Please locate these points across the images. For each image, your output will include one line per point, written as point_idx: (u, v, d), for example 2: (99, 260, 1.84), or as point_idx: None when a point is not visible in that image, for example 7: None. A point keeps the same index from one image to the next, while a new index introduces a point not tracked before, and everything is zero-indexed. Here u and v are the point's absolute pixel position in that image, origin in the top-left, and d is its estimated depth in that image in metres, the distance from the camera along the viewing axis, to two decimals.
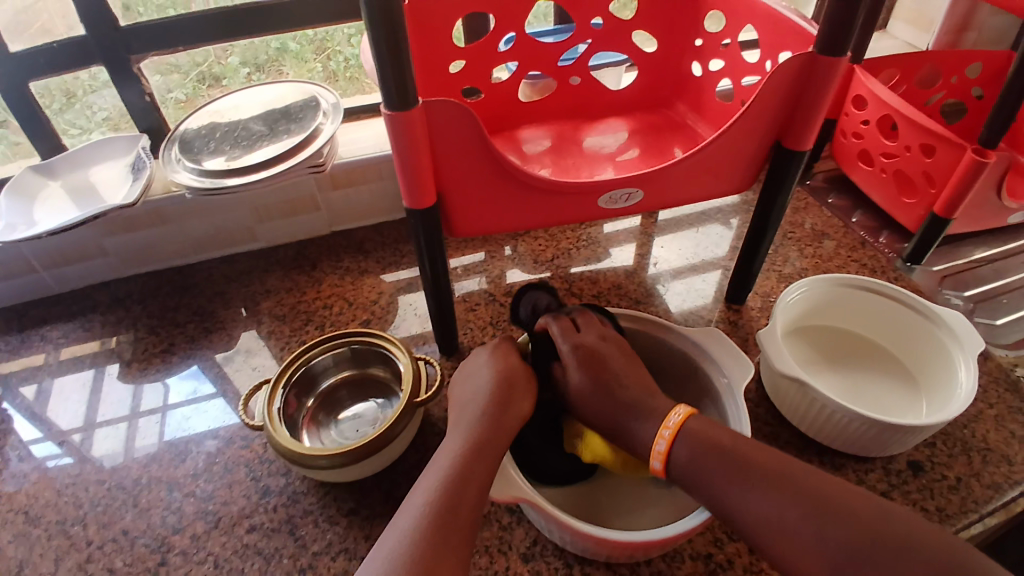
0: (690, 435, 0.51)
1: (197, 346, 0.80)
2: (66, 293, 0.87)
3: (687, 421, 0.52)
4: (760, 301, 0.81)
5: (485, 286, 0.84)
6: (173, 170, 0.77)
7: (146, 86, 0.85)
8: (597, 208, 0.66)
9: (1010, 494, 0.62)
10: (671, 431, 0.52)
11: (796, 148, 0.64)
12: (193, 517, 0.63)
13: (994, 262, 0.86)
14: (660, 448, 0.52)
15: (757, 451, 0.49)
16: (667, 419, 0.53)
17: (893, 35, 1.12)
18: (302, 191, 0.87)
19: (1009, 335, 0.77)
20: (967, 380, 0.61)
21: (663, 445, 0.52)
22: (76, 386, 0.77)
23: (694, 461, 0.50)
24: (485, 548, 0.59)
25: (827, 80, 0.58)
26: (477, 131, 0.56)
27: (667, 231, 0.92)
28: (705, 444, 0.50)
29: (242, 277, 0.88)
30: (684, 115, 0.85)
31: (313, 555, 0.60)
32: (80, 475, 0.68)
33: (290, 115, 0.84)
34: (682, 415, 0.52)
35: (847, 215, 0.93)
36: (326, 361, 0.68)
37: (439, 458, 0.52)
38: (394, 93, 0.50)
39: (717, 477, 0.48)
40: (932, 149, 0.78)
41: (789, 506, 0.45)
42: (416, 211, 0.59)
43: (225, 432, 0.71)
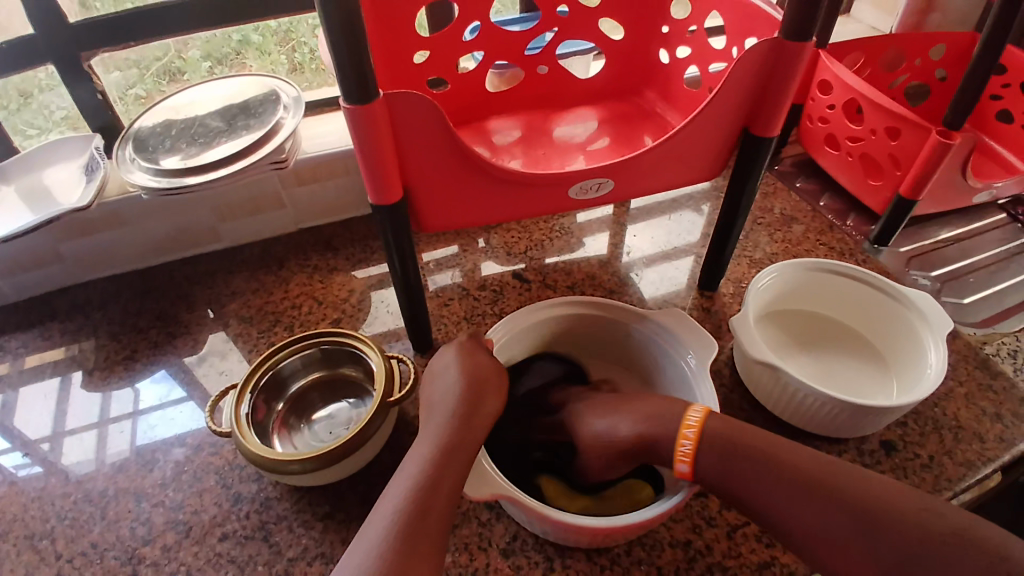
0: (714, 437, 0.51)
1: (163, 351, 0.77)
2: (25, 300, 0.84)
3: (706, 420, 0.52)
4: (732, 286, 0.82)
5: (458, 280, 0.83)
6: (129, 171, 0.74)
7: (99, 84, 0.81)
8: (568, 199, 0.65)
9: (982, 471, 0.64)
10: (693, 431, 0.52)
11: (763, 135, 0.64)
12: (164, 528, 0.62)
13: (960, 242, 0.88)
14: (687, 450, 0.51)
15: (786, 453, 0.49)
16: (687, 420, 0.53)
17: (856, 19, 1.14)
18: (267, 188, 0.85)
19: (976, 314, 0.79)
20: (935, 362, 0.62)
21: (688, 444, 0.51)
22: (39, 396, 0.74)
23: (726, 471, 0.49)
24: (464, 545, 0.59)
25: (792, 65, 0.58)
26: (442, 124, 0.55)
27: (639, 219, 0.92)
28: (730, 453, 0.50)
29: (208, 277, 0.85)
30: (653, 103, 0.85)
31: (289, 561, 0.59)
32: (46, 488, 0.66)
33: (251, 109, 0.81)
34: (701, 414, 0.53)
35: (816, 199, 0.94)
36: (295, 364, 0.67)
37: (410, 461, 0.51)
38: (354, 87, 0.48)
39: (748, 486, 0.48)
40: (897, 132, 0.79)
41: (817, 508, 0.46)
42: (382, 207, 0.58)
43: (192, 439, 0.69)
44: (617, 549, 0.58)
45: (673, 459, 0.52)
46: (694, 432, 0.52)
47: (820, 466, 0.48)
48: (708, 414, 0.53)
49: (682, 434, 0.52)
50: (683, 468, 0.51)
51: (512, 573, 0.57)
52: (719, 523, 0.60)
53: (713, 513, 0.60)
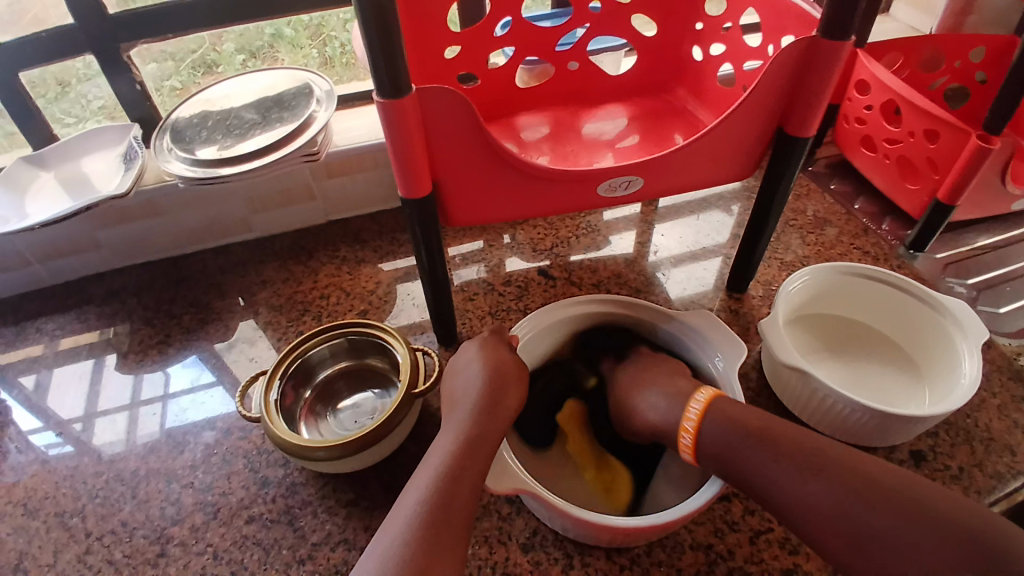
0: (716, 422, 0.52)
1: (193, 337, 0.79)
2: (61, 284, 0.87)
3: (707, 407, 0.54)
4: (761, 289, 0.80)
5: (484, 275, 0.84)
6: (165, 160, 0.76)
7: (137, 75, 0.83)
8: (596, 197, 0.65)
9: (1014, 484, 0.62)
10: (692, 424, 0.54)
11: (798, 135, 0.63)
12: (192, 509, 0.63)
13: (998, 249, 0.85)
14: (687, 441, 0.54)
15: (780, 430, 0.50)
16: (688, 408, 0.55)
17: (895, 18, 1.11)
18: (297, 181, 0.86)
19: (1013, 323, 0.77)
20: (970, 371, 0.61)
21: (690, 427, 0.54)
22: (74, 377, 0.77)
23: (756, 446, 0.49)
24: (484, 539, 0.59)
25: (831, 64, 0.57)
26: (473, 119, 0.55)
27: (667, 219, 0.91)
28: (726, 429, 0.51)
29: (238, 267, 0.87)
30: (684, 101, 0.84)
31: (312, 546, 0.60)
32: (78, 467, 0.68)
33: (284, 102, 0.82)
34: (701, 403, 0.54)
35: (850, 202, 0.92)
36: (323, 353, 0.68)
37: (433, 453, 0.52)
38: (387, 82, 0.49)
39: (770, 469, 0.48)
40: (937, 135, 0.77)
41: (813, 480, 0.46)
42: (412, 201, 0.58)
43: (222, 423, 0.70)
44: (637, 549, 0.58)
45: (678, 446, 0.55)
46: (693, 420, 0.54)
47: (846, 455, 0.47)
48: (711, 399, 0.54)
49: (682, 425, 0.55)
50: (688, 455, 0.54)
51: (531, 568, 0.57)
52: (742, 527, 0.59)
53: (737, 517, 0.60)
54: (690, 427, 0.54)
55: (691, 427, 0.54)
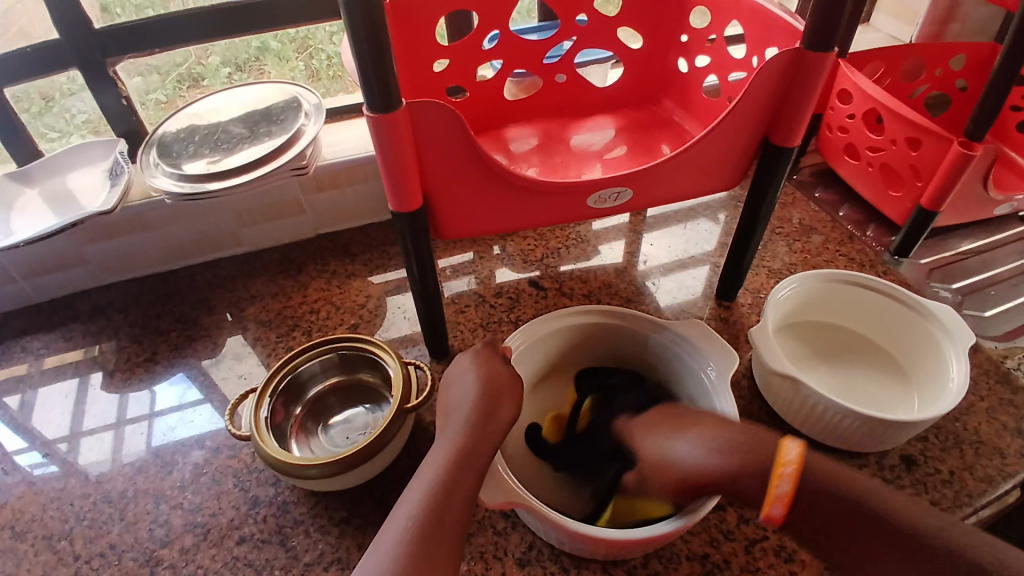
0: (815, 479, 0.48)
1: (181, 354, 0.78)
2: (46, 302, 0.85)
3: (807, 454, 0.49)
4: (750, 297, 0.81)
5: (475, 287, 0.84)
6: (152, 175, 0.75)
7: (123, 89, 0.83)
8: (586, 208, 0.65)
9: (1002, 486, 0.63)
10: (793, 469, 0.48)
11: (784, 145, 0.64)
12: (181, 530, 0.62)
13: (981, 254, 0.86)
14: (784, 490, 0.48)
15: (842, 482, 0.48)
16: (788, 446, 0.49)
17: (876, 28, 1.13)
18: (286, 195, 0.86)
19: (997, 327, 0.78)
20: (958, 375, 0.61)
21: (786, 485, 0.48)
22: (60, 396, 0.75)
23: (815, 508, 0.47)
24: (479, 554, 0.58)
25: (815, 75, 0.58)
26: (463, 132, 0.55)
27: (656, 228, 0.92)
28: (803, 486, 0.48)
29: (228, 282, 0.86)
30: (671, 112, 0.85)
31: (305, 566, 0.59)
32: (65, 488, 0.66)
33: (272, 116, 0.82)
34: (801, 449, 0.49)
35: (835, 209, 0.94)
36: (313, 368, 0.67)
37: (426, 467, 0.51)
38: (378, 96, 0.49)
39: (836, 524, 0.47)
40: (918, 143, 0.78)
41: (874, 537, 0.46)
42: (403, 214, 0.58)
43: (212, 442, 0.69)
44: (634, 561, 0.58)
45: (767, 499, 0.49)
46: (795, 472, 0.48)
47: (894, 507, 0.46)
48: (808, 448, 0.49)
49: (780, 472, 0.48)
50: (774, 513, 0.48)
51: None
52: (738, 536, 0.59)
53: (732, 526, 0.60)
54: (784, 489, 0.48)
55: (789, 484, 0.48)
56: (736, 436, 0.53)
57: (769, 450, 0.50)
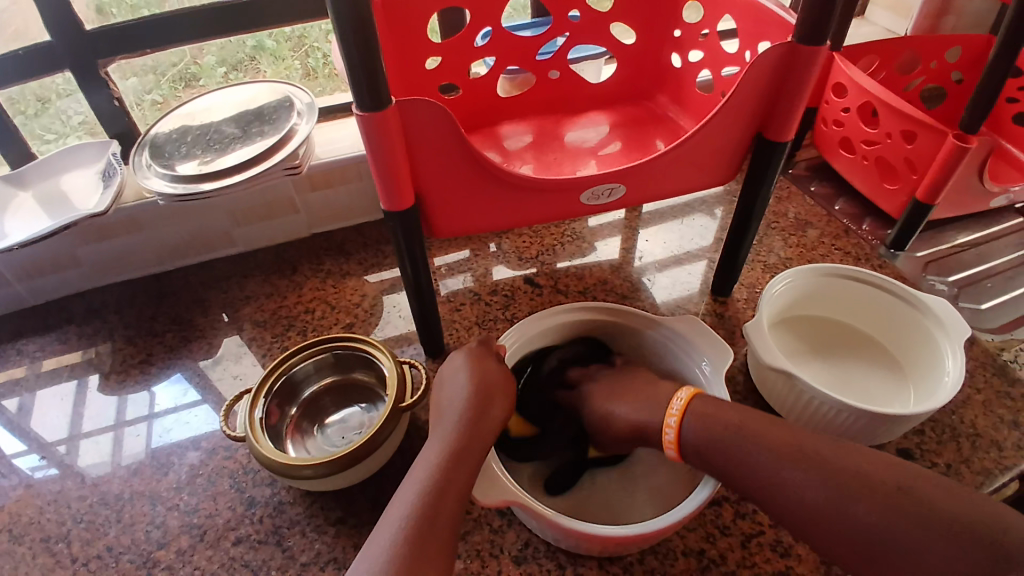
0: (697, 421, 0.52)
1: (177, 355, 0.78)
2: (41, 305, 0.85)
3: (691, 403, 0.54)
4: (746, 292, 0.81)
5: (470, 285, 0.83)
6: (144, 176, 0.75)
7: (115, 90, 0.82)
8: (579, 204, 0.65)
9: (999, 479, 0.63)
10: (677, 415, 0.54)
11: (778, 140, 0.64)
12: (178, 532, 0.62)
13: (977, 247, 0.86)
14: (670, 437, 0.54)
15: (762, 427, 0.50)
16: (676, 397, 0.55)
17: (871, 21, 1.13)
18: (280, 194, 0.86)
19: (994, 319, 0.78)
20: (953, 369, 0.61)
21: (672, 432, 0.54)
22: (57, 399, 0.75)
23: (711, 445, 0.51)
24: (475, 552, 0.58)
25: (807, 69, 0.57)
26: (454, 129, 0.55)
27: (652, 224, 0.92)
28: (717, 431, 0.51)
29: (223, 282, 0.86)
30: (665, 107, 0.85)
31: (302, 566, 0.59)
32: (62, 491, 0.66)
33: (264, 116, 0.82)
34: (687, 399, 0.54)
35: (831, 203, 0.93)
36: (308, 368, 0.67)
37: (419, 466, 0.51)
38: (368, 94, 0.49)
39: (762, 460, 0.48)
40: (913, 135, 0.78)
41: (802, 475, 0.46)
42: (394, 213, 0.58)
43: (208, 443, 0.69)
44: (630, 557, 0.58)
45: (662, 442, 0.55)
46: (677, 418, 0.54)
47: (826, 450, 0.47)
48: (694, 397, 0.54)
49: (665, 421, 0.54)
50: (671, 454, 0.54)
51: None
52: (734, 531, 0.59)
53: (728, 521, 0.60)
54: (672, 435, 0.54)
55: (674, 429, 0.53)
56: (651, 396, 0.58)
57: (665, 402, 0.56)
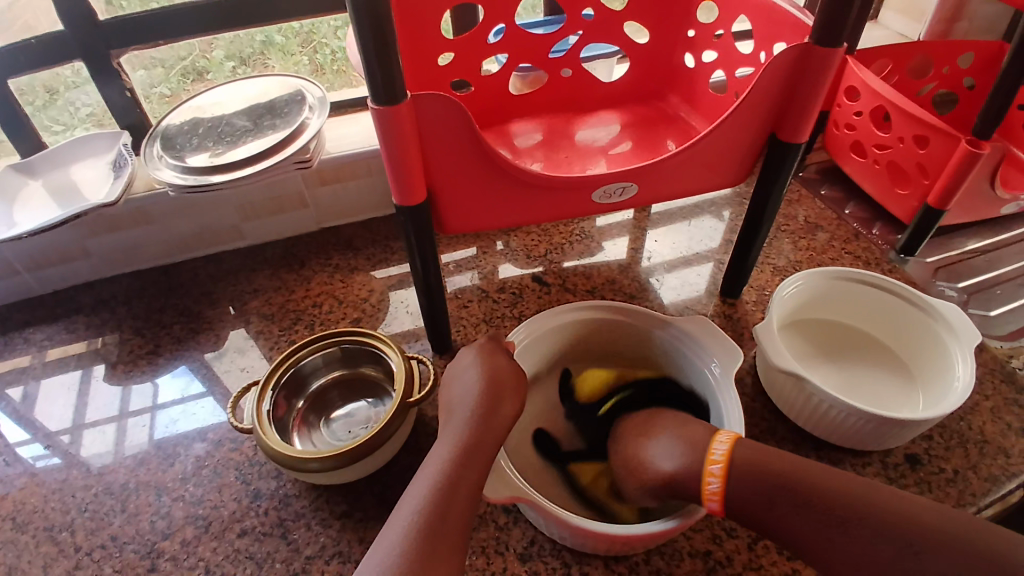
0: (743, 472, 0.50)
1: (184, 347, 0.78)
2: (49, 294, 0.85)
3: (733, 449, 0.51)
4: (755, 294, 0.81)
5: (477, 282, 0.83)
6: (155, 168, 0.75)
7: (128, 82, 0.82)
8: (591, 203, 0.65)
9: (1006, 486, 0.62)
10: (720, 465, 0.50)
11: (791, 141, 0.63)
12: (183, 522, 0.62)
13: (987, 253, 0.86)
14: (715, 487, 0.50)
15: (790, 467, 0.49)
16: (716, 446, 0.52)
17: (884, 25, 1.13)
18: (289, 188, 0.86)
19: (1003, 326, 0.78)
20: (963, 374, 0.61)
21: (716, 480, 0.50)
22: (63, 388, 0.75)
23: (746, 490, 0.49)
24: (481, 549, 0.58)
25: (824, 71, 0.57)
26: (468, 125, 0.55)
27: (660, 225, 0.92)
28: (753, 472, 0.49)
29: (230, 275, 0.86)
30: (677, 107, 0.84)
31: (306, 559, 0.59)
32: (67, 480, 0.66)
33: (275, 109, 0.82)
34: (728, 445, 0.51)
35: (841, 207, 0.93)
36: (316, 362, 0.67)
37: (430, 462, 0.51)
38: (383, 88, 0.49)
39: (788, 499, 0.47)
40: (925, 140, 0.77)
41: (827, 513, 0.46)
42: (406, 208, 0.58)
43: (214, 434, 0.69)
44: (635, 557, 0.58)
45: (703, 496, 0.51)
46: (721, 466, 0.50)
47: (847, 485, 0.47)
48: (735, 442, 0.51)
49: (708, 471, 0.51)
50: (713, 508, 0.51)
51: None
52: (740, 534, 0.59)
53: (734, 524, 0.60)
54: (715, 486, 0.50)
55: (718, 478, 0.50)
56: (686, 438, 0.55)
57: (701, 446, 0.53)
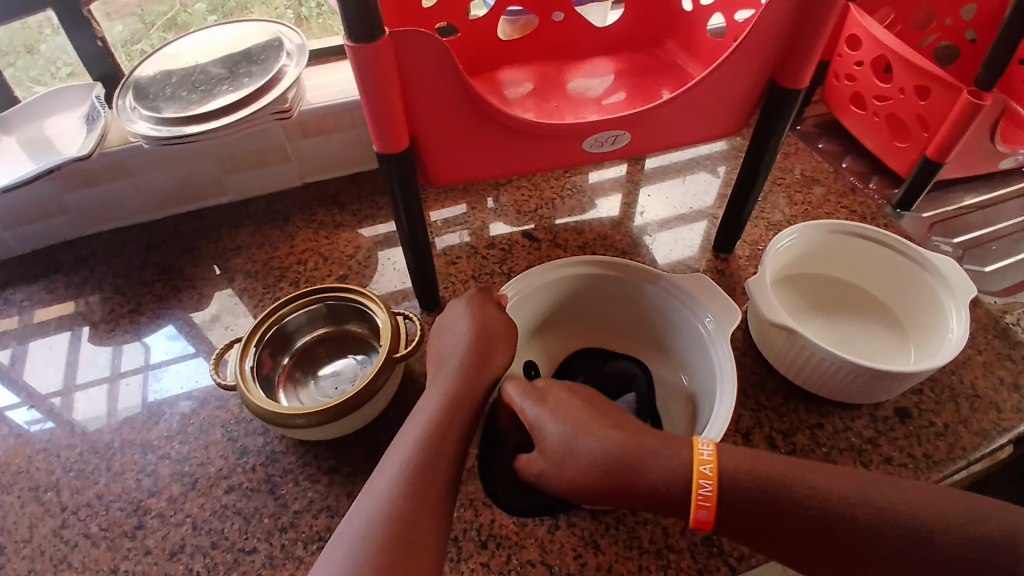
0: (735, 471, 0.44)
1: (166, 306, 0.76)
2: (28, 254, 0.83)
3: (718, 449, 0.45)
4: (748, 249, 0.79)
5: (467, 239, 0.81)
6: (130, 120, 0.72)
7: (99, 32, 0.78)
8: (582, 152, 0.62)
9: (997, 441, 0.62)
10: (711, 468, 0.44)
11: (791, 87, 0.61)
12: (169, 480, 0.62)
13: (984, 209, 0.84)
14: (706, 491, 0.44)
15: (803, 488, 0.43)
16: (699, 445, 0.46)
17: None
18: (270, 141, 0.82)
19: (998, 282, 0.77)
20: (957, 328, 0.60)
21: (708, 487, 0.44)
22: (46, 349, 0.74)
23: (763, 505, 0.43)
24: (469, 502, 0.58)
25: (828, 7, 0.54)
26: (454, 66, 0.52)
27: (653, 180, 0.89)
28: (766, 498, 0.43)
29: (212, 232, 0.84)
30: (673, 54, 0.81)
31: (294, 514, 0.59)
32: (51, 440, 0.66)
33: (253, 57, 0.78)
34: (714, 446, 0.46)
35: (837, 161, 0.91)
36: (301, 319, 0.66)
37: (418, 413, 0.51)
38: (358, 25, 0.46)
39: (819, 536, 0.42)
40: (927, 91, 0.75)
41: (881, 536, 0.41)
42: (389, 156, 0.55)
43: (199, 392, 0.69)
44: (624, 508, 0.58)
45: (692, 503, 0.44)
46: (711, 487, 0.44)
47: None
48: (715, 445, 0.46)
49: (699, 473, 0.44)
50: (705, 508, 0.44)
51: (517, 530, 0.57)
52: None
53: None
54: (707, 492, 0.44)
55: (710, 495, 0.44)
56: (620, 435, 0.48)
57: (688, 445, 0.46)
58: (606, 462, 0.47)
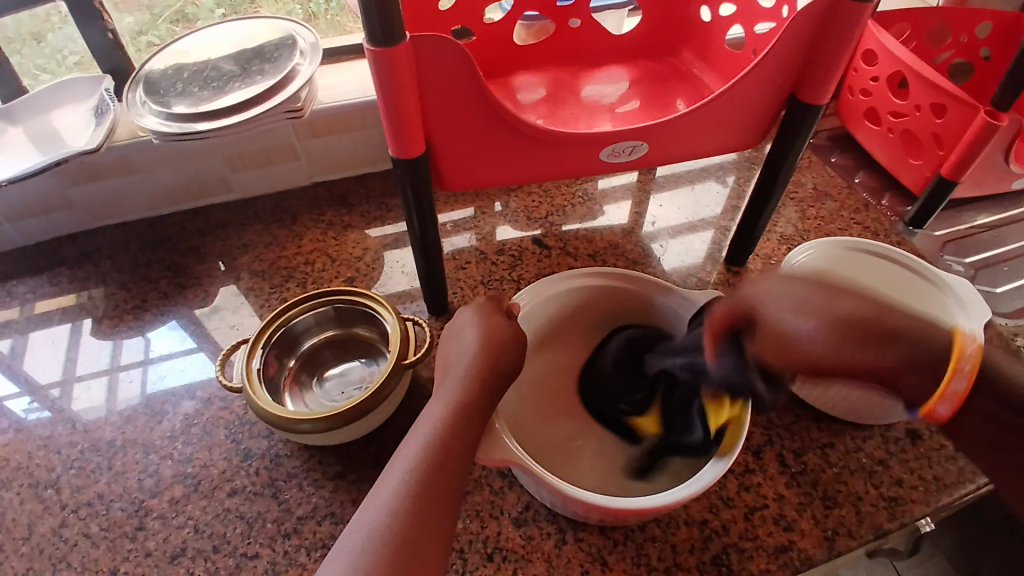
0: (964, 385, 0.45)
1: (171, 303, 0.76)
2: (32, 246, 0.82)
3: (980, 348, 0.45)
4: (760, 263, 0.79)
5: (475, 244, 0.81)
6: (139, 114, 0.71)
7: (109, 24, 0.77)
8: (597, 162, 0.62)
9: None
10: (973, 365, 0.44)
11: (810, 102, 0.60)
12: (171, 481, 0.61)
13: (996, 228, 0.84)
14: (960, 387, 0.44)
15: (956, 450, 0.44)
16: (967, 337, 0.45)
17: None
18: (279, 139, 0.82)
19: (1010, 303, 0.76)
20: None
21: (962, 386, 0.44)
22: (48, 343, 0.73)
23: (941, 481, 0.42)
24: (475, 513, 0.58)
25: (850, 24, 0.54)
26: (473, 72, 0.51)
27: (664, 189, 0.89)
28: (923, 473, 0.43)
29: (219, 229, 0.83)
30: (689, 63, 0.80)
31: (298, 520, 0.58)
32: (52, 436, 0.65)
33: (265, 54, 0.77)
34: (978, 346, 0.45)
35: (850, 176, 0.91)
36: (307, 322, 0.65)
37: (423, 422, 0.50)
38: (378, 29, 0.45)
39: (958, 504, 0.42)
40: (943, 108, 0.74)
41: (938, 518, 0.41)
42: (403, 161, 0.55)
43: (203, 392, 0.68)
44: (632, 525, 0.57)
45: (935, 396, 0.45)
46: (965, 385, 0.44)
47: None
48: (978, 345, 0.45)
49: (958, 370, 0.44)
50: (950, 406, 0.45)
51: (523, 543, 0.56)
52: (737, 503, 0.59)
53: (731, 493, 0.59)
54: (960, 389, 0.44)
55: (960, 393, 0.44)
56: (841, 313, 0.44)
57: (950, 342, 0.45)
58: (840, 346, 0.44)
